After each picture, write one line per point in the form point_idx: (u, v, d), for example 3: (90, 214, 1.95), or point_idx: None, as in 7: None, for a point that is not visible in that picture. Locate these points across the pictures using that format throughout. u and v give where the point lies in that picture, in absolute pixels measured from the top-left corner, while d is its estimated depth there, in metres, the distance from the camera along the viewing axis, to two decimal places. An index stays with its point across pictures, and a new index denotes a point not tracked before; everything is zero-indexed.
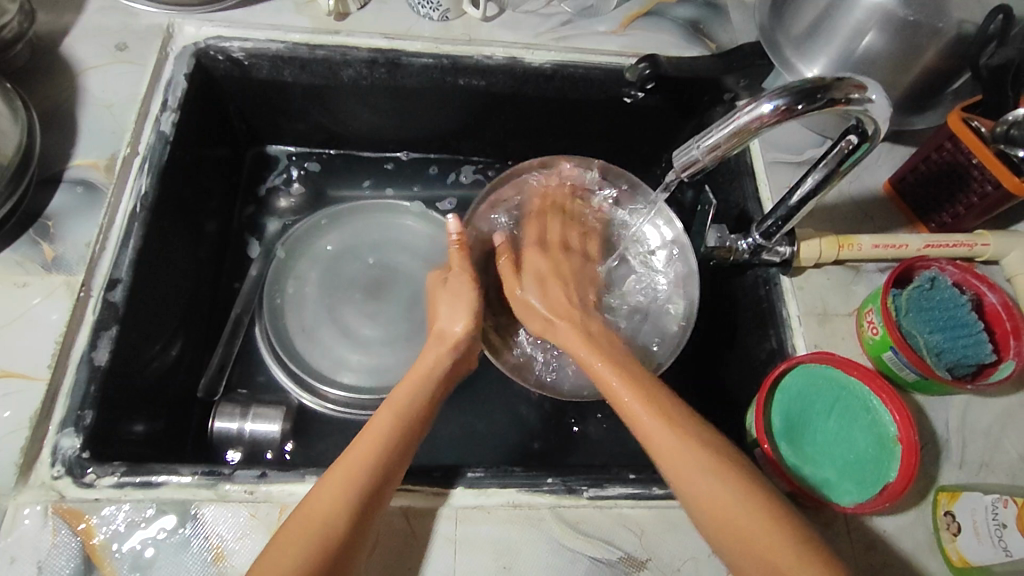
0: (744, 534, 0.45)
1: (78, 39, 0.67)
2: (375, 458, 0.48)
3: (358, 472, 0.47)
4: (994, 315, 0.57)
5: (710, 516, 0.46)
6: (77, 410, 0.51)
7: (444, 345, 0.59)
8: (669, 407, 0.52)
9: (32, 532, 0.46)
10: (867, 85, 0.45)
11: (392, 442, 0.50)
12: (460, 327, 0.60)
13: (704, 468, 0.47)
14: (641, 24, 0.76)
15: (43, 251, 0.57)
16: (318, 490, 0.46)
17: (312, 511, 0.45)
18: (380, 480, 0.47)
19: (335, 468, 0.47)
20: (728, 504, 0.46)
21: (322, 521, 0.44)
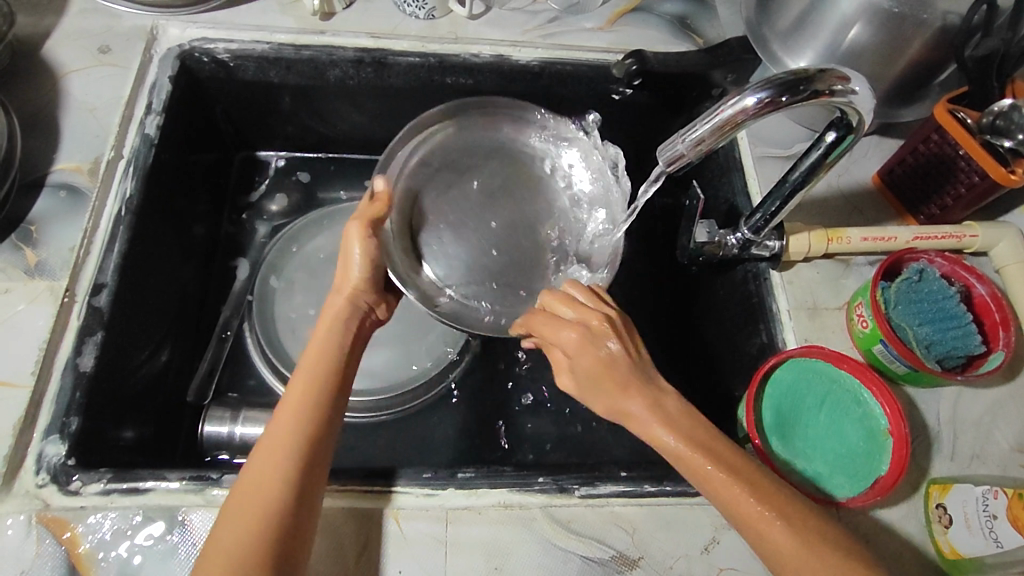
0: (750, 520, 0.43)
1: (59, 42, 0.67)
2: (297, 422, 0.46)
3: (286, 443, 0.45)
4: (983, 306, 0.57)
5: (726, 507, 0.44)
6: (62, 417, 0.50)
7: (341, 298, 0.56)
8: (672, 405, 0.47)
9: (16, 541, 0.45)
10: (850, 76, 0.45)
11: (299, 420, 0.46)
12: (357, 271, 0.56)
13: (688, 454, 0.45)
14: (629, 21, 0.76)
15: (25, 256, 0.56)
16: (253, 470, 0.44)
17: (252, 485, 0.43)
18: (314, 442, 0.46)
19: (262, 448, 0.45)
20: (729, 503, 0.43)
21: (258, 504, 0.42)
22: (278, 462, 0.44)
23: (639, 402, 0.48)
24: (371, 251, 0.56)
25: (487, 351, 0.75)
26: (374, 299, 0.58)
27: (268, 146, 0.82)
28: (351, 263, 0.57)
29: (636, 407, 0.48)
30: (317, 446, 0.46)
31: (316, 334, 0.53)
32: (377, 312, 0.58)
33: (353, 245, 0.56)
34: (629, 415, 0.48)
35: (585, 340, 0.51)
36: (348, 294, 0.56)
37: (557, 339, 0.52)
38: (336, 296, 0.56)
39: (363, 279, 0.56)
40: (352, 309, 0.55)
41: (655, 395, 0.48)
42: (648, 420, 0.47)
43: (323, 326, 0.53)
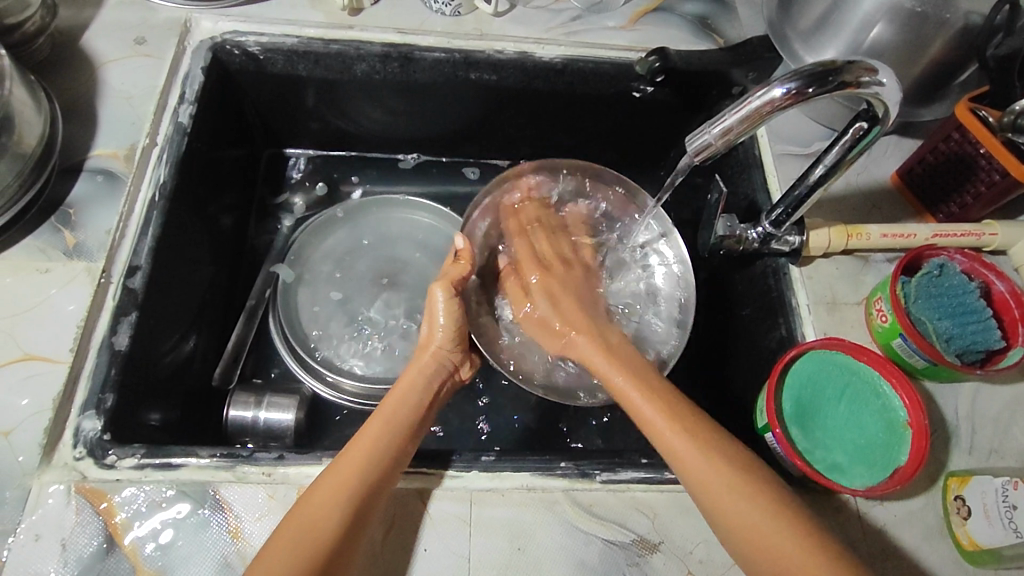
0: (728, 514, 0.46)
1: (97, 34, 0.68)
2: (373, 458, 0.48)
3: (358, 474, 0.47)
4: (1003, 303, 0.57)
5: (745, 538, 0.45)
6: (98, 393, 0.52)
7: (427, 356, 0.58)
8: (673, 403, 0.52)
9: (56, 510, 0.47)
10: (877, 69, 0.45)
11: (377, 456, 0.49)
12: (441, 331, 0.59)
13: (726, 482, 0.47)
14: (650, 20, 0.77)
15: (64, 238, 0.58)
16: (314, 500, 0.46)
17: (311, 517, 0.45)
18: (387, 475, 0.48)
19: (329, 476, 0.47)
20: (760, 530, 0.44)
21: (318, 525, 0.44)
22: (340, 494, 0.46)
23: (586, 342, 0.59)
24: (454, 311, 0.59)
25: None
26: (455, 357, 0.60)
27: (294, 141, 0.84)
28: (433, 334, 0.59)
29: (626, 384, 0.55)
30: (384, 489, 0.47)
31: (402, 380, 0.57)
32: (456, 372, 0.60)
33: (438, 308, 0.59)
34: (627, 397, 0.54)
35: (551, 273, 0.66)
36: (433, 354, 0.58)
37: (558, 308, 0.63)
38: (427, 350, 0.59)
39: (445, 341, 0.59)
40: (436, 366, 0.58)
41: (653, 391, 0.53)
42: (629, 391, 0.54)
43: (408, 380, 0.57)
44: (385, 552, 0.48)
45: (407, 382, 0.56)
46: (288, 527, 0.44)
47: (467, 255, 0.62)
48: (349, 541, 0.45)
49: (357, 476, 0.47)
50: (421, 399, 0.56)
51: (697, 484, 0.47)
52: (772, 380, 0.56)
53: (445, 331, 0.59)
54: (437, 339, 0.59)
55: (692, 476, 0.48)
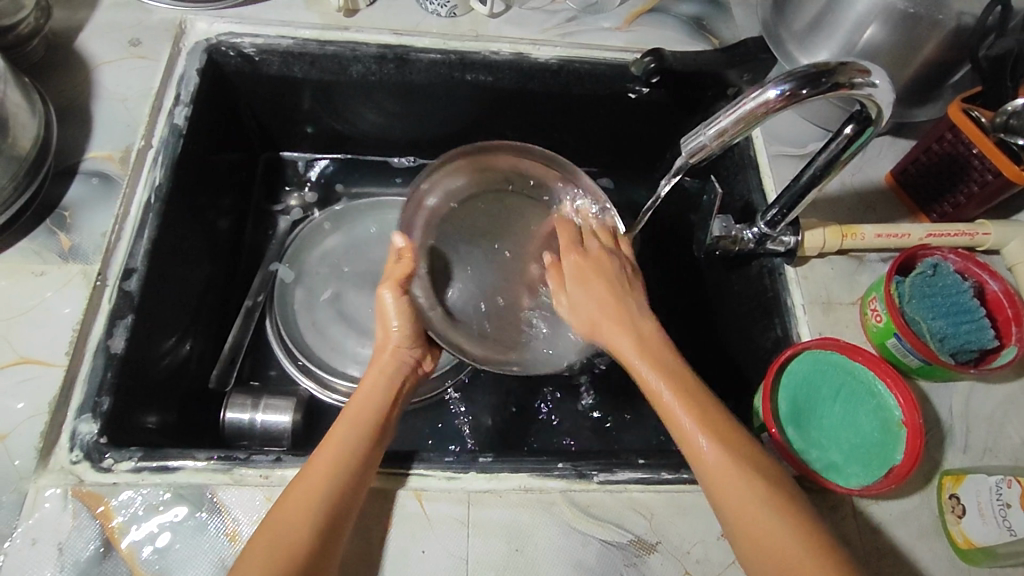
0: (753, 532, 0.44)
1: (91, 35, 0.68)
2: (340, 457, 0.48)
3: (328, 480, 0.46)
4: (996, 303, 0.58)
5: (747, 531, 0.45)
6: (94, 397, 0.51)
7: (387, 356, 0.59)
8: (713, 416, 0.49)
9: (52, 515, 0.47)
10: (871, 70, 0.46)
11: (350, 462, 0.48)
12: (395, 329, 0.59)
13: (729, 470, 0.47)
14: (646, 21, 0.78)
15: (59, 241, 0.57)
16: (285, 508, 0.45)
17: (286, 528, 0.44)
18: (357, 478, 0.47)
19: (299, 485, 0.47)
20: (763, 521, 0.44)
21: (292, 532, 0.44)
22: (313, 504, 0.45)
23: (623, 336, 0.56)
24: (405, 310, 0.60)
25: None
26: (417, 353, 0.61)
27: (290, 144, 0.84)
28: (389, 333, 0.60)
29: (665, 393, 0.51)
30: (357, 486, 0.47)
31: (363, 382, 0.57)
32: (420, 366, 0.61)
33: (388, 312, 0.60)
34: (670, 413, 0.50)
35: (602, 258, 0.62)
36: (391, 352, 0.59)
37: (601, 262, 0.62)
38: (382, 352, 0.59)
39: (402, 338, 0.59)
40: (398, 365, 0.58)
41: (706, 415, 0.49)
42: (665, 394, 0.51)
43: (370, 379, 0.57)
44: (384, 554, 0.48)
45: (369, 383, 0.56)
46: (259, 543, 0.43)
47: (408, 253, 0.60)
48: (329, 539, 0.44)
49: (326, 482, 0.46)
50: (385, 396, 0.56)
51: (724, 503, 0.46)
52: (768, 380, 0.56)
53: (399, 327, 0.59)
54: (396, 335, 0.59)
55: (724, 488, 0.46)
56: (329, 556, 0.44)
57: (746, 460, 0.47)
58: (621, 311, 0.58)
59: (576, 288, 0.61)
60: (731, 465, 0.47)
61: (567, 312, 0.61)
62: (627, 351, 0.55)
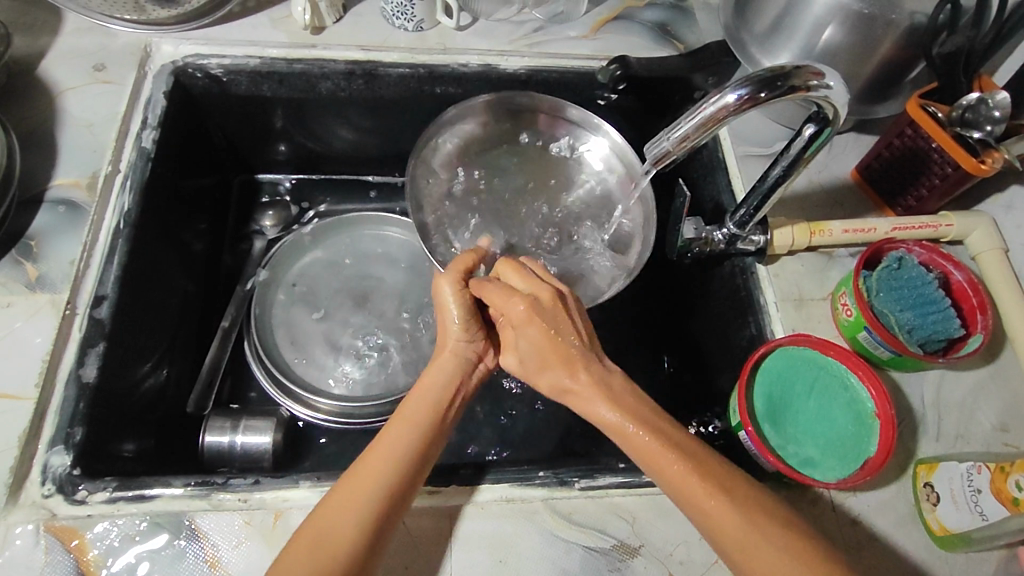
0: (716, 523, 0.44)
1: (54, 61, 0.68)
2: (394, 465, 0.46)
3: (369, 496, 0.44)
4: (961, 292, 0.59)
5: (695, 512, 0.44)
6: (67, 428, 0.51)
7: (450, 355, 0.55)
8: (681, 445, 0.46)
9: (24, 552, 0.46)
10: (824, 73, 0.47)
11: (396, 480, 0.46)
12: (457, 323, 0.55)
13: (658, 454, 0.46)
14: (611, 28, 0.79)
15: (26, 271, 0.57)
16: (324, 516, 0.43)
17: (325, 543, 0.42)
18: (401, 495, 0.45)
19: (340, 493, 0.45)
20: (721, 514, 0.43)
21: (338, 545, 0.42)
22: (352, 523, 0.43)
23: (580, 380, 0.51)
24: (468, 304, 0.56)
25: None
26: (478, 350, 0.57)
27: (264, 164, 0.84)
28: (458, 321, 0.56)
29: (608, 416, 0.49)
30: (402, 500, 0.45)
31: (423, 379, 0.54)
32: (483, 362, 0.57)
33: (448, 302, 0.56)
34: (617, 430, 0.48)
35: (530, 309, 0.52)
36: (451, 353, 0.55)
37: (506, 310, 0.53)
38: (447, 349, 0.56)
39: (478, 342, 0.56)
40: (460, 360, 0.55)
41: (621, 401, 0.49)
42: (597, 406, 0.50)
43: (431, 376, 0.53)
44: None
45: (429, 378, 0.53)
46: (296, 548, 0.42)
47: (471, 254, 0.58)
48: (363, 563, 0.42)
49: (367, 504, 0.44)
50: (444, 396, 0.52)
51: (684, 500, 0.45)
52: (744, 378, 0.57)
53: (465, 315, 0.55)
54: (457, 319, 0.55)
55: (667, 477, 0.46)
56: (368, 573, 0.43)
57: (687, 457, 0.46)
58: (557, 340, 0.51)
59: (525, 344, 0.53)
60: (670, 451, 0.46)
61: (514, 362, 0.56)
62: (559, 375, 0.52)
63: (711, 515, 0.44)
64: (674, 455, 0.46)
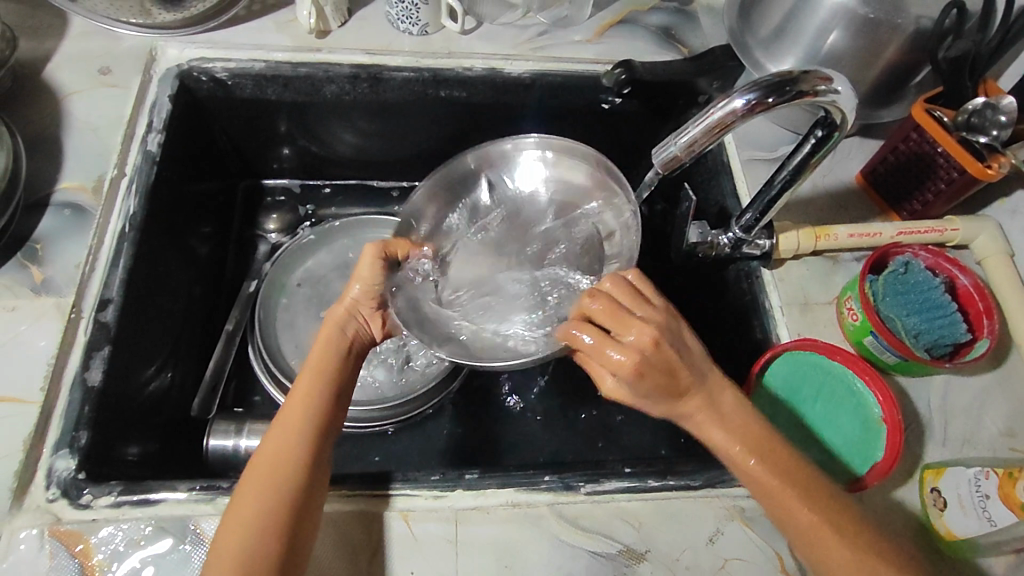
0: (823, 555, 0.45)
1: (60, 65, 0.68)
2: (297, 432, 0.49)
3: (280, 469, 0.47)
4: (967, 297, 0.59)
5: (811, 547, 0.46)
6: (72, 431, 0.51)
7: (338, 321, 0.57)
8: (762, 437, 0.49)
9: (29, 556, 0.46)
10: (833, 78, 0.47)
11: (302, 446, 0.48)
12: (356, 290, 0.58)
13: (772, 486, 0.47)
14: (616, 32, 0.79)
15: (31, 274, 0.57)
16: (245, 489, 0.46)
17: (249, 514, 0.45)
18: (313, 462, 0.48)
19: (254, 472, 0.47)
20: (830, 545, 0.45)
21: (263, 514, 0.45)
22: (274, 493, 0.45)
23: (699, 408, 0.50)
24: (376, 274, 0.58)
25: (487, 358, 0.76)
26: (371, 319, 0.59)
27: (268, 167, 0.84)
28: (358, 298, 0.58)
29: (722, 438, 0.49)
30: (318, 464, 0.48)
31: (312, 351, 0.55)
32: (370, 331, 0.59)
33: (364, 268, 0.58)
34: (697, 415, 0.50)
35: (660, 342, 0.48)
36: (345, 313, 0.57)
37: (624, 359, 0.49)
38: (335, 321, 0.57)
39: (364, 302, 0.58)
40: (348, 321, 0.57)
41: (732, 424, 0.49)
42: (714, 431, 0.49)
43: (324, 333, 0.56)
44: None
45: (320, 349, 0.55)
46: (226, 529, 0.45)
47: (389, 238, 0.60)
48: (305, 505, 0.46)
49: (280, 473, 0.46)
50: (336, 359, 0.55)
51: (790, 529, 0.47)
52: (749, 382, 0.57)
53: (364, 293, 0.58)
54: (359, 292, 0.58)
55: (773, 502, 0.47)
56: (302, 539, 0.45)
57: (795, 481, 0.47)
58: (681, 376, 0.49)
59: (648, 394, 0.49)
60: (786, 484, 0.47)
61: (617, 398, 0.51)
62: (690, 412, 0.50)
63: (829, 556, 0.45)
64: (786, 486, 0.47)
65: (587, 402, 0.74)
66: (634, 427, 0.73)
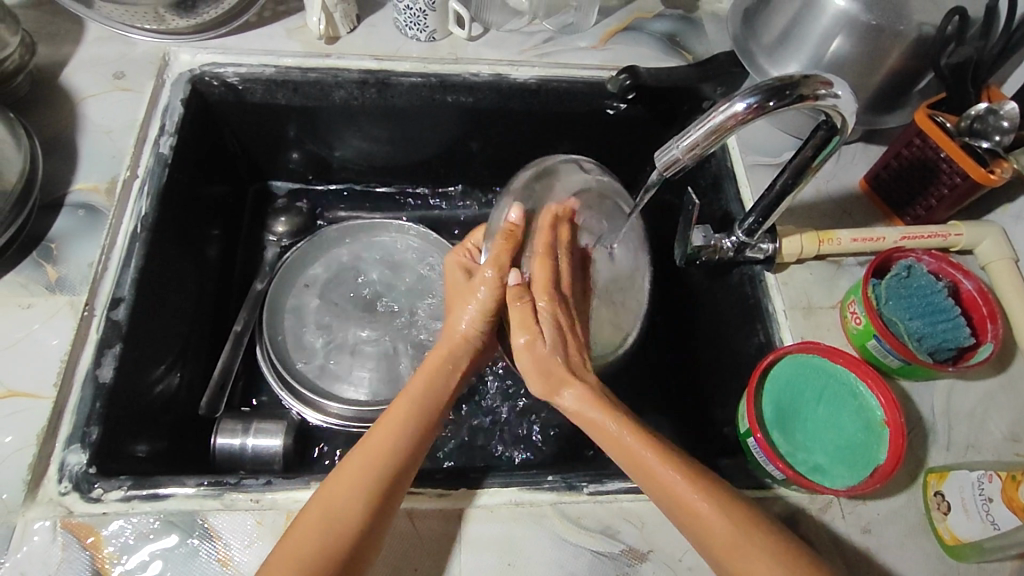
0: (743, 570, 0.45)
1: (76, 69, 0.70)
2: (396, 440, 0.50)
3: (376, 469, 0.48)
4: (971, 301, 0.59)
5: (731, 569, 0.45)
6: (83, 426, 0.52)
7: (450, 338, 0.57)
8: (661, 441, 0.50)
9: (41, 548, 0.47)
10: (833, 82, 0.47)
11: (397, 452, 0.50)
12: (463, 320, 0.56)
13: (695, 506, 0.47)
14: (621, 39, 0.80)
15: (46, 272, 0.58)
16: (340, 481, 0.47)
17: (337, 507, 0.46)
18: (406, 469, 0.49)
19: (355, 462, 0.48)
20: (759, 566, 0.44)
21: (351, 512, 0.46)
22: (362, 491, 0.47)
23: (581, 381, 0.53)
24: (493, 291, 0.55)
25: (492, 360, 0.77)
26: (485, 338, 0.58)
27: (277, 172, 0.85)
28: (478, 313, 0.56)
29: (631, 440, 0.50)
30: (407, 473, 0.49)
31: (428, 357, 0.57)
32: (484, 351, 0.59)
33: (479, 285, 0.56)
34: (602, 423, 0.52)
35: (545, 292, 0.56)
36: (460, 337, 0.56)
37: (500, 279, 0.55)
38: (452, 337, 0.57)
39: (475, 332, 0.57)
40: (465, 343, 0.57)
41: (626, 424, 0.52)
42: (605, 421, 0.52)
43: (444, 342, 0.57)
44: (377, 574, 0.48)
45: (434, 359, 0.56)
46: (313, 514, 0.46)
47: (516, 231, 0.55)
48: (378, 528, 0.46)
49: (375, 473, 0.48)
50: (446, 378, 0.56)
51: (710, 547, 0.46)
52: (752, 385, 0.57)
53: (482, 310, 0.56)
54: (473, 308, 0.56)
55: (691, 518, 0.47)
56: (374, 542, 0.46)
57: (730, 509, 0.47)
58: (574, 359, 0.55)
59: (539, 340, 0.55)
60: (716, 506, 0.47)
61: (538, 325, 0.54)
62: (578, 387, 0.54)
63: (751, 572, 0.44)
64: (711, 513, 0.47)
65: None
66: None
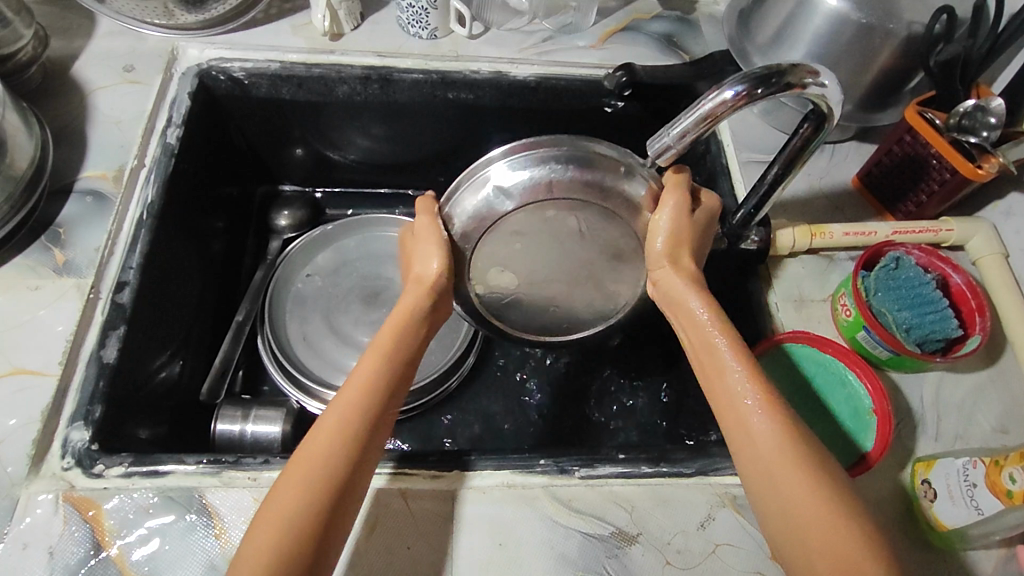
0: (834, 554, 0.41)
1: (87, 62, 0.72)
2: (323, 463, 0.43)
3: (301, 507, 0.42)
4: (960, 295, 0.60)
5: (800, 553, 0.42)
6: (86, 405, 0.53)
7: (416, 291, 0.53)
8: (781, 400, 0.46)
9: (44, 519, 0.48)
10: (820, 72, 0.49)
11: (328, 479, 0.43)
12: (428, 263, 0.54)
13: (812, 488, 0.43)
14: (619, 38, 0.81)
15: (54, 255, 0.59)
16: (263, 518, 0.42)
17: (258, 546, 0.40)
18: (336, 493, 0.43)
19: (279, 491, 0.43)
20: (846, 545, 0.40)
21: (271, 546, 0.40)
22: (285, 530, 0.41)
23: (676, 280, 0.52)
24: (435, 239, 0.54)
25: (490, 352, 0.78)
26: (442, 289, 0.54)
27: (282, 170, 0.87)
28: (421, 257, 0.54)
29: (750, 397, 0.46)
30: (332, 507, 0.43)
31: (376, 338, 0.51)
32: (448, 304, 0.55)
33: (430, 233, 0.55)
34: (719, 375, 0.48)
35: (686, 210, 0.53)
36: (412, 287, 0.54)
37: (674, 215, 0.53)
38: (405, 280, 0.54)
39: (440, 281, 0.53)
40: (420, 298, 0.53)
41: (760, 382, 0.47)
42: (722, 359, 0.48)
43: (393, 317, 0.52)
44: (368, 552, 0.48)
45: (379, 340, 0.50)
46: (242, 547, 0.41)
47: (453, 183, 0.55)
48: (327, 531, 0.42)
49: (296, 509, 0.42)
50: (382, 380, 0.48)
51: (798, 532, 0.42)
52: None
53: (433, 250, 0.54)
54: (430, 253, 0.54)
55: (771, 492, 0.44)
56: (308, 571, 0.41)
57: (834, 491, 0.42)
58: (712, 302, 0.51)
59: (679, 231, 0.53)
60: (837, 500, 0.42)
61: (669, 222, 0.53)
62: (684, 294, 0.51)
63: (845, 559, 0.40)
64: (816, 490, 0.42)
65: (585, 396, 0.76)
66: (631, 427, 0.74)
